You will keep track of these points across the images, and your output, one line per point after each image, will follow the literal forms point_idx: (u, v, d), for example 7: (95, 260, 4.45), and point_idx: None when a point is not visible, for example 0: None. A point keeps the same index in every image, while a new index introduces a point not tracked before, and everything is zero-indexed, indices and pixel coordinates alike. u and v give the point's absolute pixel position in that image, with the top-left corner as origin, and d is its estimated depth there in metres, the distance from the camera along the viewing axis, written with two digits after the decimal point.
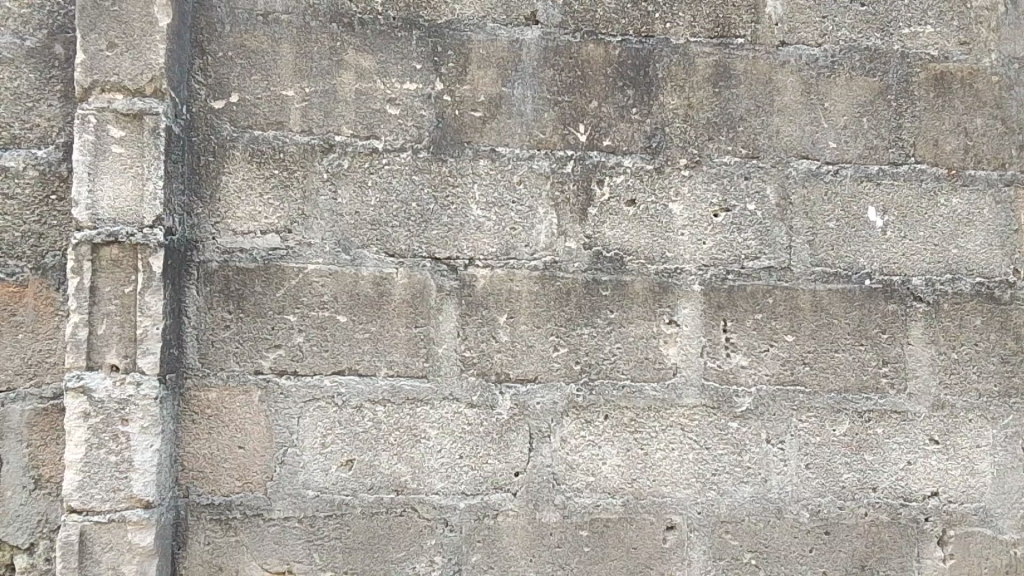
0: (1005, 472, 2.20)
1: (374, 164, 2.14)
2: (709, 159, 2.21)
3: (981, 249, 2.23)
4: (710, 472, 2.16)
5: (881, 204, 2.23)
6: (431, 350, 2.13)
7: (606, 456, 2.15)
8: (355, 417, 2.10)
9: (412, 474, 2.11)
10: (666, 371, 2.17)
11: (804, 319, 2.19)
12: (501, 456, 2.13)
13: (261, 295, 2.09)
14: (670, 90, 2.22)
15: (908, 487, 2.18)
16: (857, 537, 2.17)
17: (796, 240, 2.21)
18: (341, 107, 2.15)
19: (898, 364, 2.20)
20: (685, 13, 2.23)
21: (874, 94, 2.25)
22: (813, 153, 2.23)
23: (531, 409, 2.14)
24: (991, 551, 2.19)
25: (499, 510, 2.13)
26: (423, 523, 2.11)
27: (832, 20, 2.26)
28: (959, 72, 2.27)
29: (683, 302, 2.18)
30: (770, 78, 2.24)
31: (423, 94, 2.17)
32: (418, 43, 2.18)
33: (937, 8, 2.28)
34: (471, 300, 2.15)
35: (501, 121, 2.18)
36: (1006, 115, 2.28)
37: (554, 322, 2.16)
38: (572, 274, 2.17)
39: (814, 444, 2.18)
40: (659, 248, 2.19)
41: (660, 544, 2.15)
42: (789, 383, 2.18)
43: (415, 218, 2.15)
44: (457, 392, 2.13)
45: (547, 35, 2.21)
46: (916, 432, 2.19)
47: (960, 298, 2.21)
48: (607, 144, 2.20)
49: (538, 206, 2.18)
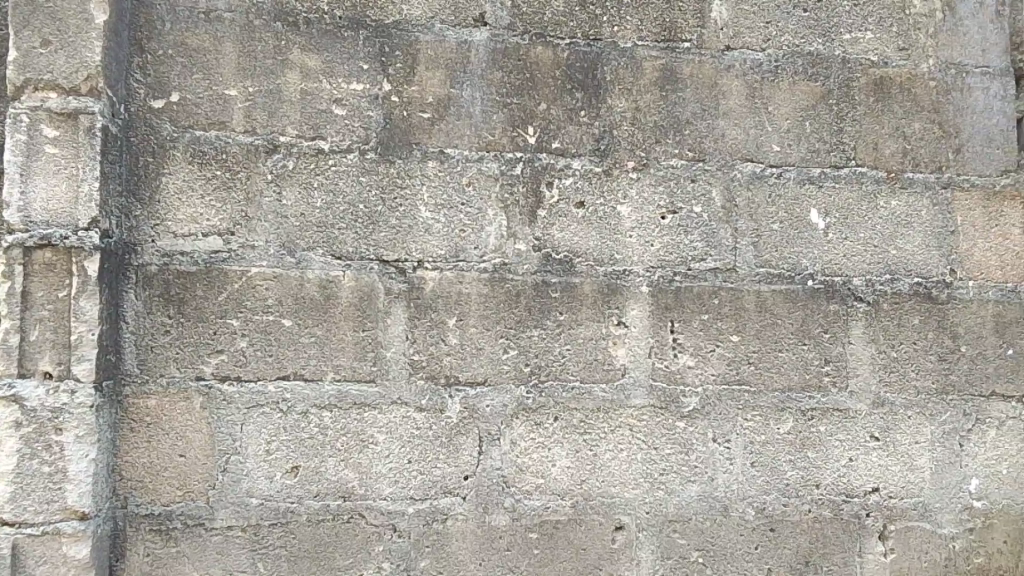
0: (944, 467, 2.25)
1: (320, 165, 2.11)
2: (657, 161, 2.23)
3: (919, 250, 2.29)
4: (658, 472, 2.18)
5: (824, 206, 2.27)
6: (379, 353, 2.11)
7: (555, 457, 2.15)
8: (301, 422, 2.07)
9: (360, 479, 2.09)
10: (615, 372, 2.18)
11: (750, 320, 2.22)
12: (451, 460, 2.12)
13: (203, 299, 2.04)
14: (619, 93, 2.23)
15: (850, 483, 2.23)
16: (801, 534, 2.21)
17: (741, 242, 2.24)
18: (286, 107, 2.11)
19: (840, 363, 2.24)
20: (633, 16, 2.25)
21: (816, 98, 2.29)
22: (757, 156, 2.27)
23: (480, 412, 2.13)
24: (930, 545, 2.24)
25: (448, 515, 2.11)
26: (371, 529, 2.09)
27: (775, 25, 2.30)
28: (897, 77, 2.32)
29: (632, 303, 2.19)
30: (716, 82, 2.26)
31: (371, 94, 2.15)
32: (365, 43, 2.15)
33: (877, 14, 2.34)
34: (420, 303, 2.13)
35: (450, 123, 2.17)
36: (944, 119, 2.33)
37: (504, 324, 2.15)
38: (522, 276, 2.16)
39: (759, 442, 2.21)
40: (608, 249, 2.20)
41: (609, 545, 2.16)
42: (735, 382, 2.21)
43: (362, 220, 2.12)
44: (405, 395, 2.11)
45: (495, 37, 2.20)
46: (858, 428, 2.23)
47: (899, 298, 2.27)
48: (556, 146, 2.20)
49: (487, 208, 2.17)
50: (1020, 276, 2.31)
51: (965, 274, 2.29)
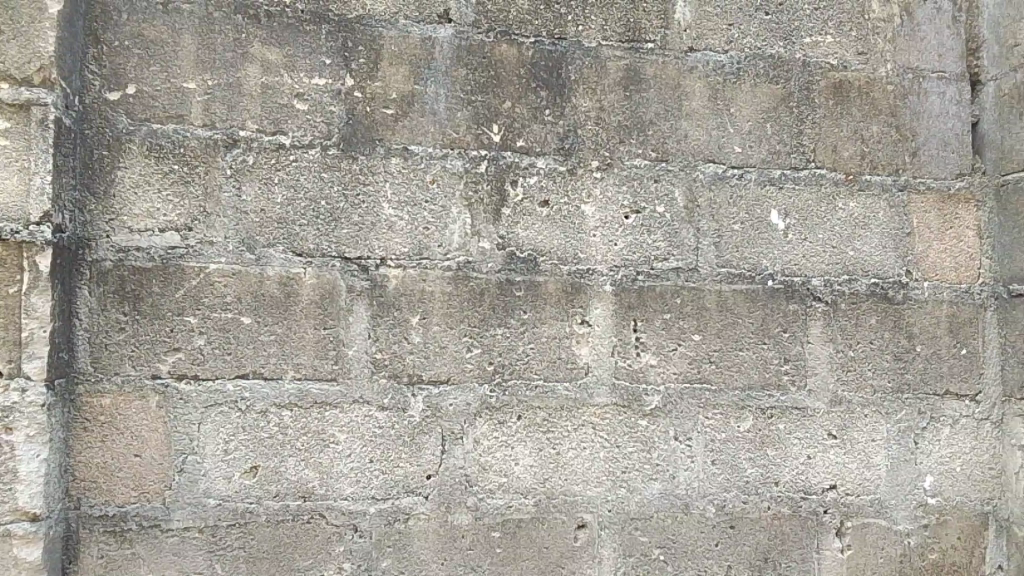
0: (899, 465, 2.30)
1: (281, 161, 2.08)
2: (621, 161, 2.24)
3: (877, 251, 2.33)
4: (620, 470, 2.19)
5: (784, 207, 2.30)
6: (341, 351, 2.09)
7: (518, 456, 2.15)
8: (260, 421, 2.04)
9: (320, 479, 2.06)
10: (578, 371, 2.18)
11: (711, 319, 2.24)
12: (413, 459, 2.10)
13: (159, 295, 2.00)
14: (583, 92, 2.24)
15: (808, 481, 2.26)
16: (760, 531, 2.24)
17: (703, 242, 2.26)
18: (246, 101, 2.08)
19: (799, 362, 2.27)
20: (597, 16, 2.26)
21: (777, 101, 2.32)
22: (719, 157, 2.29)
23: (444, 411, 2.12)
24: (886, 541, 2.28)
25: (411, 514, 2.10)
26: (332, 529, 2.07)
27: (737, 27, 2.32)
28: (856, 81, 2.36)
29: (595, 302, 2.20)
30: (679, 82, 2.28)
31: (333, 90, 2.12)
32: (328, 37, 2.13)
33: (837, 18, 2.37)
34: (383, 301, 2.11)
35: (414, 119, 2.16)
36: (901, 123, 2.37)
37: (467, 323, 2.14)
38: (486, 274, 2.16)
39: (720, 440, 2.23)
40: (572, 248, 2.20)
41: (572, 543, 2.16)
42: (697, 381, 2.23)
43: (324, 217, 2.10)
44: (367, 394, 2.09)
45: (460, 34, 2.19)
46: (817, 426, 2.27)
47: (856, 299, 2.31)
48: (521, 144, 2.20)
49: (451, 206, 2.16)
50: (973, 277, 2.36)
51: (920, 275, 2.34)
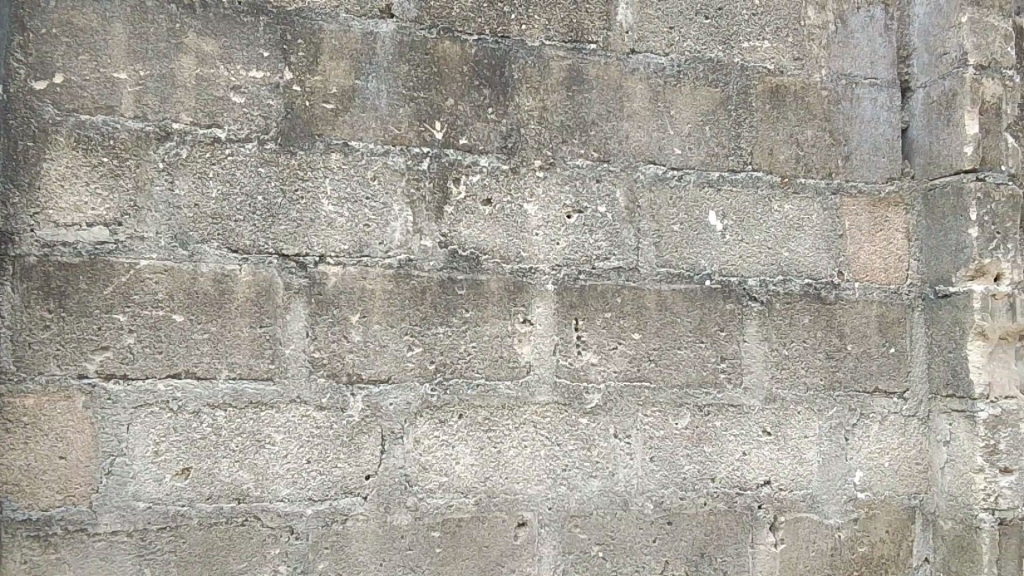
0: (831, 461, 2.36)
1: (216, 155, 2.03)
2: (563, 161, 2.25)
3: (810, 252, 2.39)
4: (560, 468, 2.20)
5: (722, 208, 2.34)
6: (277, 350, 2.05)
7: (459, 455, 2.14)
8: (192, 422, 1.99)
9: (255, 481, 2.02)
10: (520, 369, 2.19)
11: (651, 318, 2.27)
12: (352, 459, 2.08)
13: (87, 292, 1.93)
14: (526, 92, 2.24)
15: (744, 476, 2.31)
16: (697, 526, 2.27)
17: (643, 242, 2.28)
18: (180, 93, 2.02)
19: (735, 360, 2.32)
20: (540, 16, 2.26)
21: (716, 103, 2.36)
22: (660, 158, 2.32)
23: (383, 410, 2.10)
24: (818, 535, 2.34)
25: (349, 515, 2.07)
26: (268, 532, 2.03)
27: (678, 31, 2.35)
28: (792, 86, 2.41)
29: (537, 301, 2.21)
30: (621, 84, 2.30)
31: (271, 83, 2.08)
32: (266, 29, 2.08)
33: (774, 24, 2.42)
34: (321, 299, 2.08)
35: (354, 115, 2.13)
36: (835, 127, 2.43)
37: (408, 321, 2.12)
38: (427, 273, 2.14)
39: (658, 437, 2.26)
40: (514, 247, 2.20)
41: (512, 541, 2.17)
42: (636, 379, 2.25)
43: (261, 213, 2.05)
44: (305, 394, 2.06)
45: (402, 30, 2.17)
46: (752, 424, 2.32)
47: (790, 298, 2.36)
48: (464, 142, 2.19)
49: (393, 203, 2.14)
50: (901, 278, 2.44)
51: (851, 276, 2.41)
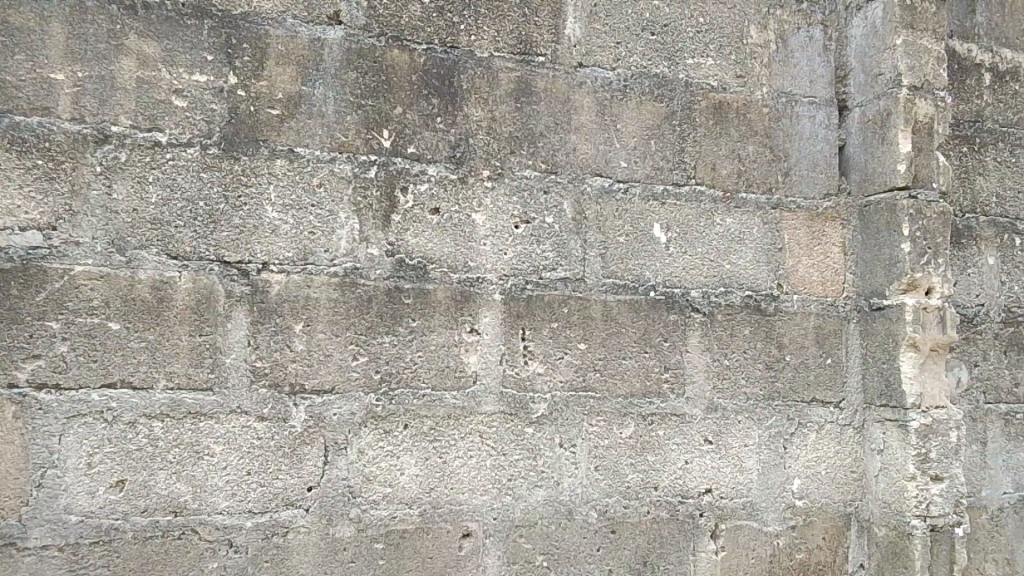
0: (770, 469, 2.41)
1: (156, 159, 1.99)
2: (511, 172, 2.26)
3: (751, 265, 2.44)
4: (505, 479, 2.20)
5: (666, 221, 2.38)
6: (218, 359, 2.01)
7: (403, 466, 2.12)
8: (127, 433, 1.94)
9: (193, 493, 1.98)
10: (466, 379, 2.19)
11: (597, 328, 2.29)
12: (294, 471, 2.05)
13: (18, 298, 1.87)
14: (475, 102, 2.25)
15: (686, 484, 2.34)
16: (640, 534, 2.30)
17: (590, 252, 2.31)
18: (120, 96, 1.98)
19: (678, 370, 2.35)
20: (489, 27, 2.27)
21: (661, 118, 2.40)
22: (606, 171, 2.35)
23: (327, 420, 2.08)
24: (758, 542, 2.39)
25: (290, 527, 2.04)
26: (205, 545, 1.98)
27: (625, 46, 2.39)
28: (734, 102, 2.47)
29: (483, 310, 2.21)
30: (569, 97, 2.33)
31: (215, 87, 2.05)
32: (211, 33, 2.05)
33: (718, 42, 2.48)
34: (263, 307, 2.05)
35: (300, 121, 2.11)
36: (775, 143, 2.50)
37: (353, 330, 2.10)
38: (373, 281, 2.13)
39: (603, 446, 2.28)
40: (462, 256, 2.20)
41: (456, 552, 2.16)
42: (582, 389, 2.27)
43: (202, 218, 2.01)
44: (246, 404, 2.02)
45: (350, 37, 2.16)
46: (694, 433, 2.36)
47: (731, 310, 2.41)
48: (412, 151, 2.18)
49: (339, 210, 2.12)
50: (838, 291, 2.51)
51: (790, 289, 2.47)
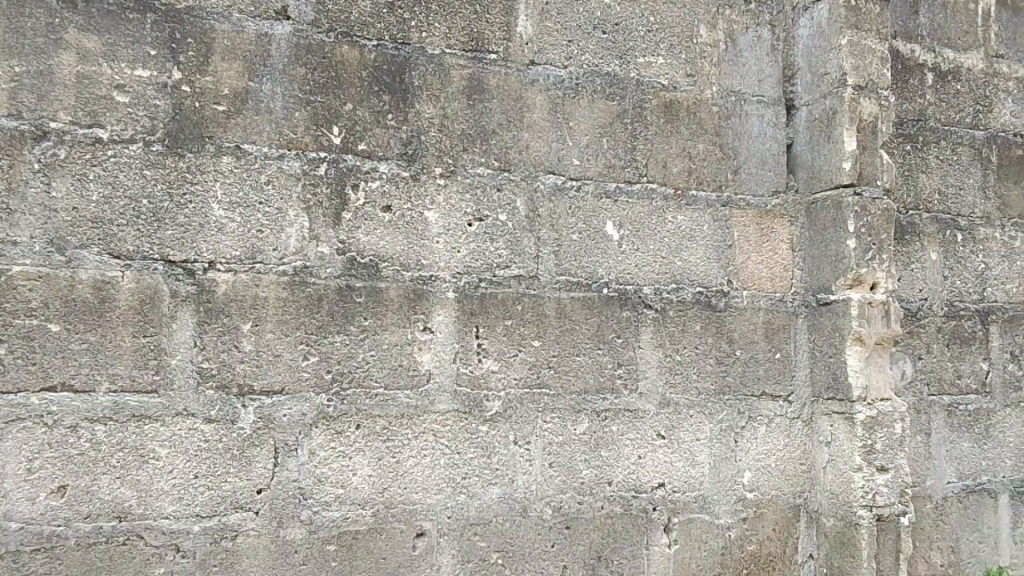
0: (721, 463, 2.45)
1: (97, 156, 1.94)
2: (464, 169, 2.25)
3: (701, 262, 2.47)
4: (460, 477, 2.20)
5: (618, 219, 2.40)
6: (163, 361, 1.97)
7: (356, 466, 2.11)
8: (69, 438, 1.89)
9: (138, 498, 1.93)
10: (420, 378, 2.17)
11: (551, 326, 2.30)
12: (243, 473, 2.02)
13: None
14: (426, 99, 2.23)
15: (639, 479, 2.36)
16: (594, 530, 2.31)
17: (543, 250, 2.32)
18: (59, 91, 1.92)
19: (631, 366, 2.37)
20: (440, 24, 2.26)
21: (613, 116, 2.42)
22: (559, 169, 2.35)
23: (277, 421, 2.05)
24: (709, 535, 2.42)
25: (239, 531, 2.01)
26: (151, 551, 1.94)
27: (577, 44, 2.40)
28: (684, 101, 2.50)
29: (436, 309, 2.20)
30: (521, 95, 2.33)
31: (159, 82, 2.00)
32: (154, 27, 2.00)
33: (668, 41, 2.50)
34: (210, 307, 2.01)
35: (247, 117, 2.07)
36: (724, 142, 2.53)
37: (304, 330, 2.08)
38: (324, 280, 2.10)
39: (557, 443, 2.29)
40: (415, 254, 2.19)
41: (410, 552, 2.15)
42: (536, 386, 2.28)
43: (146, 217, 1.97)
44: (192, 406, 1.98)
45: (298, 32, 2.13)
46: (647, 428, 2.38)
47: (683, 306, 2.44)
48: (362, 148, 2.16)
49: (288, 208, 2.09)
50: (786, 287, 2.55)
51: (740, 285, 2.51)
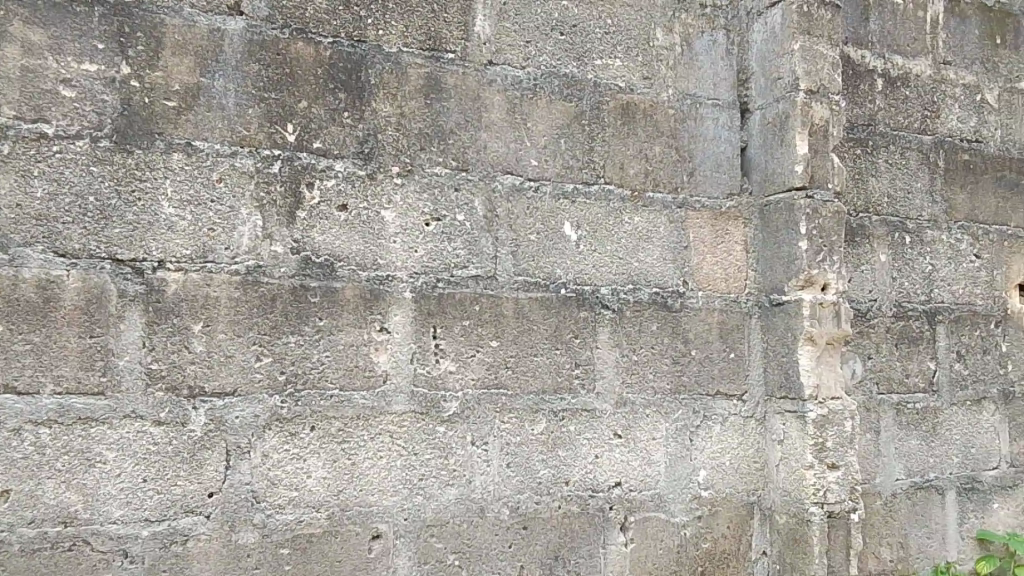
0: (677, 461, 2.47)
1: (42, 152, 1.89)
2: (421, 169, 2.24)
3: (657, 262, 2.49)
4: (417, 479, 2.18)
5: (576, 219, 2.41)
6: (110, 362, 1.92)
7: (310, 469, 2.08)
8: (12, 441, 1.84)
9: (84, 502, 1.89)
10: (376, 379, 2.16)
11: (508, 326, 2.30)
12: (194, 476, 1.98)
13: None
14: (383, 97, 2.21)
15: (596, 479, 2.38)
16: (552, 530, 2.32)
17: (501, 250, 2.31)
18: (2, 85, 1.87)
19: (588, 366, 2.38)
20: (397, 22, 2.24)
21: (571, 117, 2.43)
22: (517, 169, 2.36)
23: (229, 423, 2.01)
24: (665, 533, 2.44)
25: (189, 535, 1.97)
26: (98, 557, 1.90)
27: (535, 45, 2.41)
28: (641, 103, 2.52)
29: (393, 309, 2.18)
30: (479, 94, 2.32)
31: (107, 77, 1.96)
32: (102, 20, 1.96)
33: (625, 44, 2.52)
34: (159, 307, 1.96)
35: (199, 113, 2.03)
36: (680, 144, 2.56)
37: (257, 330, 2.04)
38: (277, 280, 2.07)
39: (514, 443, 2.29)
40: (371, 254, 2.17)
41: (366, 554, 2.13)
42: (493, 386, 2.27)
43: (93, 214, 1.92)
44: (141, 408, 1.94)
45: (252, 28, 2.09)
46: (604, 427, 2.39)
47: (639, 306, 2.45)
48: (317, 146, 2.14)
49: (241, 206, 2.05)
50: (740, 288, 2.59)
51: (695, 285, 2.53)
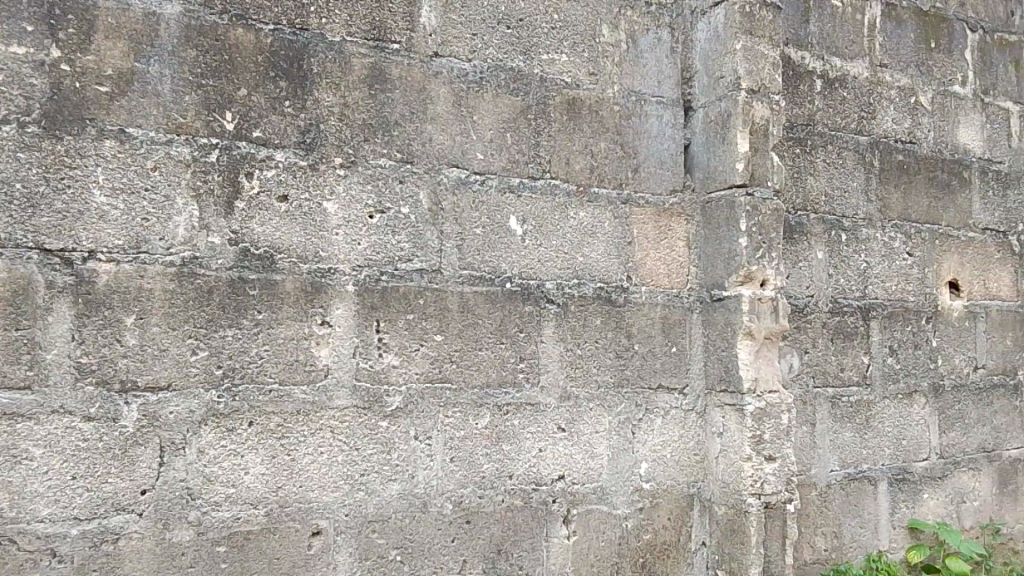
0: (619, 454, 2.50)
1: None
2: (365, 160, 2.21)
3: (601, 257, 2.51)
4: (358, 474, 2.16)
5: (521, 214, 2.41)
6: (38, 355, 1.85)
7: (248, 465, 2.04)
8: None
9: (10, 501, 1.83)
10: (318, 373, 2.12)
11: (453, 320, 2.29)
12: (126, 473, 1.92)
13: None
14: (326, 87, 2.18)
15: (540, 472, 2.39)
16: (495, 524, 2.32)
17: (446, 244, 2.30)
18: None
19: (533, 360, 2.39)
20: (341, 11, 2.21)
21: (517, 112, 2.43)
22: (463, 162, 2.34)
23: (163, 419, 1.96)
24: (607, 525, 2.47)
25: (121, 534, 1.91)
26: (25, 556, 1.83)
27: (481, 38, 2.40)
28: (586, 99, 2.53)
29: (335, 302, 2.15)
30: (424, 86, 2.30)
31: (35, 60, 1.88)
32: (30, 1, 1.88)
33: (572, 39, 2.53)
34: (90, 299, 1.90)
35: (133, 99, 1.97)
36: (624, 140, 2.58)
37: (194, 323, 1.99)
38: (214, 272, 2.02)
39: (458, 438, 2.28)
40: (313, 246, 2.14)
41: (305, 551, 2.10)
42: (438, 381, 2.26)
43: (19, 202, 1.85)
44: (70, 403, 1.88)
45: (190, 12, 2.03)
46: (548, 421, 2.40)
47: (583, 301, 2.47)
48: (257, 135, 2.09)
49: (176, 196, 2.00)
50: (682, 283, 2.63)
51: (638, 281, 2.56)
